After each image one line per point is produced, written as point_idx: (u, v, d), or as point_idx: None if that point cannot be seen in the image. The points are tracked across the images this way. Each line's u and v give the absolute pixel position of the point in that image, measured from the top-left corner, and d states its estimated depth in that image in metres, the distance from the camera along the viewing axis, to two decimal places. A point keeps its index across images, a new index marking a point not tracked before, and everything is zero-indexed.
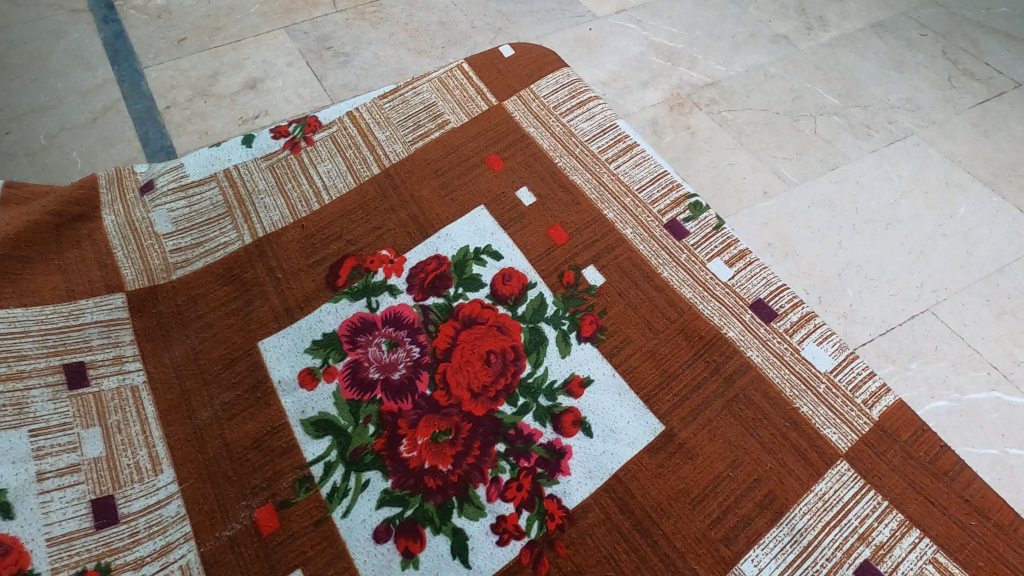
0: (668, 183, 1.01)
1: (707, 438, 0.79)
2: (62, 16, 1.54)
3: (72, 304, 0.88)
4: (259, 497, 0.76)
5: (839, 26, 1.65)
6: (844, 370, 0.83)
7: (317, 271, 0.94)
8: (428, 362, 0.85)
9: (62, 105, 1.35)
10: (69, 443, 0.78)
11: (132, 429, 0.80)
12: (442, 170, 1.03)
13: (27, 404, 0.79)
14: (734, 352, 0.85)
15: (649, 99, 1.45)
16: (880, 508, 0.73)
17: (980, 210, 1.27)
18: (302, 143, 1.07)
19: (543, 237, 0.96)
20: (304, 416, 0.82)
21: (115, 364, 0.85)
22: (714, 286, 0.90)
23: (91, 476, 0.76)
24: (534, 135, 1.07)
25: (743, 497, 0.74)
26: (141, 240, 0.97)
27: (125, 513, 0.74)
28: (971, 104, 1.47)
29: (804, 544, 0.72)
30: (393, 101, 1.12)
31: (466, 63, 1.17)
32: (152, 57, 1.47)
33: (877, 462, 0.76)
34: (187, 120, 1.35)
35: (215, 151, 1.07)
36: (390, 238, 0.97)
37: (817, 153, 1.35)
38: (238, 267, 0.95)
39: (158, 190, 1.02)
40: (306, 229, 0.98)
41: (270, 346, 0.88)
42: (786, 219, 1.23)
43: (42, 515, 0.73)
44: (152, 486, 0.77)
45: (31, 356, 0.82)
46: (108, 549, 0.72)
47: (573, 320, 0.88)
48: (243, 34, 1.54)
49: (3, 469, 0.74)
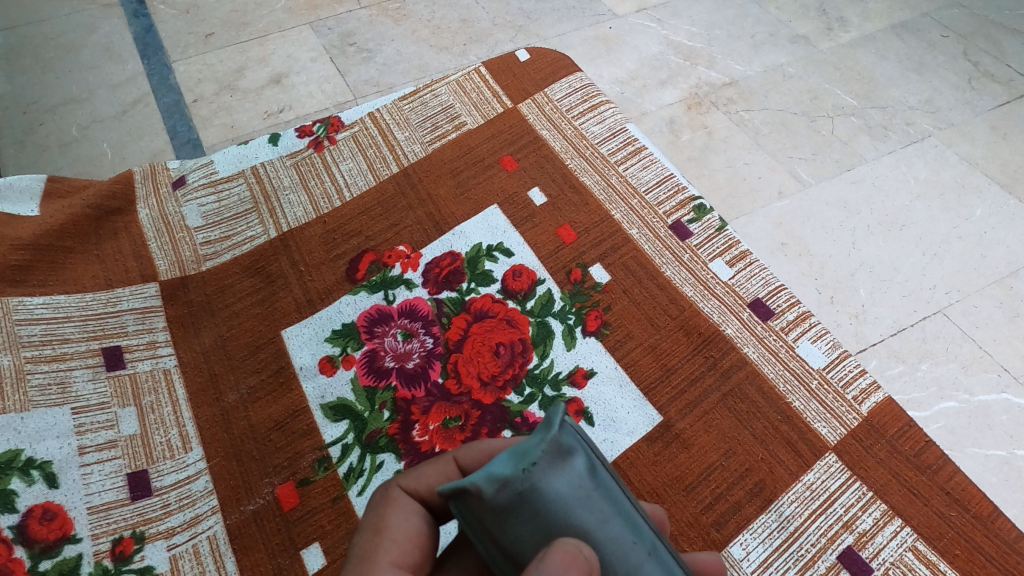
0: (674, 185, 1.05)
1: (702, 428, 0.83)
2: (95, 11, 1.61)
3: (110, 292, 0.94)
4: (281, 475, 0.82)
5: (860, 26, 1.67)
6: (836, 367, 0.86)
7: (338, 265, 0.99)
8: (440, 353, 0.90)
9: (94, 97, 1.42)
10: (107, 421, 0.84)
11: (164, 409, 0.86)
12: (457, 171, 1.08)
13: (69, 383, 0.86)
14: (731, 348, 0.88)
15: (666, 98, 1.48)
16: (864, 498, 0.77)
17: (996, 212, 1.28)
18: (326, 142, 1.13)
19: (552, 236, 1.00)
20: (323, 401, 0.87)
21: (149, 348, 0.91)
22: (715, 285, 0.94)
23: (127, 451, 0.82)
24: (546, 137, 1.11)
25: (735, 485, 0.78)
26: (173, 233, 1.03)
27: (158, 486, 0.81)
28: (990, 106, 1.48)
29: (790, 530, 0.75)
30: (412, 103, 1.17)
31: (482, 66, 1.21)
32: (180, 52, 1.53)
33: (863, 455, 0.80)
34: (213, 113, 1.42)
35: (243, 149, 1.12)
36: (407, 234, 1.02)
37: (833, 154, 1.37)
38: (264, 260, 1.00)
39: (190, 185, 1.08)
40: (327, 225, 1.03)
41: (293, 334, 0.93)
42: (800, 219, 1.26)
43: (83, 485, 0.79)
44: (182, 462, 0.83)
45: (73, 339, 0.89)
46: (143, 519, 0.78)
47: (579, 315, 0.93)
48: (270, 30, 1.60)
49: (49, 442, 0.81)
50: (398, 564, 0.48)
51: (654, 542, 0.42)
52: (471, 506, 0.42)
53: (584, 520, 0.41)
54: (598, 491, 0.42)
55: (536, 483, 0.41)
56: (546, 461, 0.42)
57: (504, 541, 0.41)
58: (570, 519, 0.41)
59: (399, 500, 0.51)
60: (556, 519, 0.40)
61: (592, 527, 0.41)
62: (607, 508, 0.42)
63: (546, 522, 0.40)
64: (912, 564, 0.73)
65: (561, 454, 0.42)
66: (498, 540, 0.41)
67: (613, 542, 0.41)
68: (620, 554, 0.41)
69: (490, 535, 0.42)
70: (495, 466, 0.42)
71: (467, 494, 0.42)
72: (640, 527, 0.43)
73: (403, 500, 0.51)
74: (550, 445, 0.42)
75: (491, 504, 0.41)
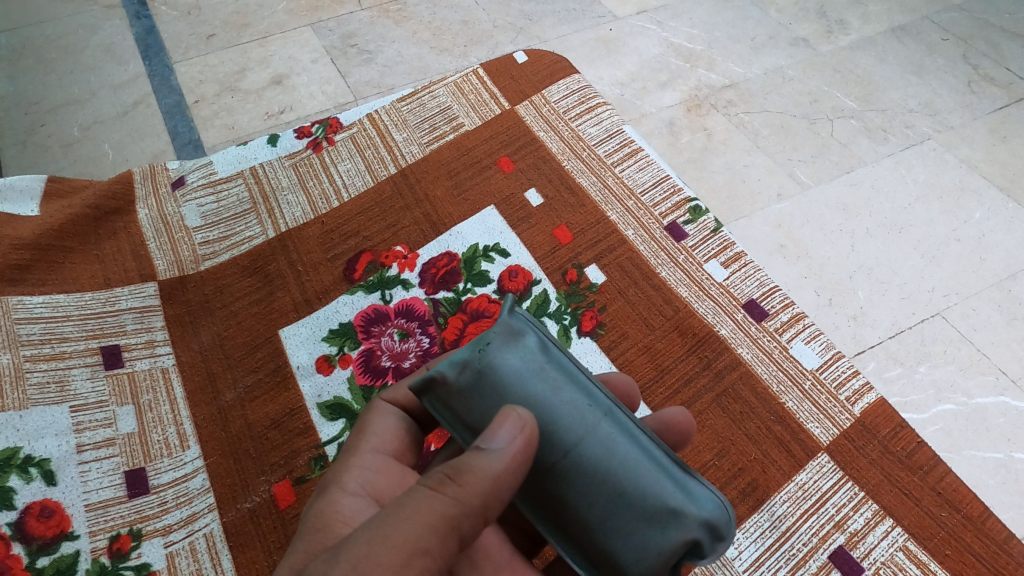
0: (670, 187, 1.05)
1: (696, 428, 0.83)
2: (97, 12, 1.62)
3: (109, 292, 0.95)
4: (277, 473, 0.83)
5: (859, 29, 1.67)
6: (829, 368, 0.87)
7: (335, 265, 1.00)
8: (436, 353, 0.91)
9: (96, 98, 1.43)
10: (105, 419, 0.85)
11: (162, 407, 0.87)
12: (454, 172, 1.09)
13: (68, 381, 0.86)
14: (725, 349, 0.89)
15: (666, 100, 1.48)
16: (856, 498, 0.77)
17: (995, 215, 1.29)
18: (324, 143, 1.13)
19: (548, 237, 1.01)
20: (320, 400, 0.88)
21: (147, 347, 0.92)
22: (709, 286, 0.95)
23: (125, 449, 0.83)
24: (543, 139, 1.12)
25: (728, 485, 0.79)
26: (172, 233, 1.03)
27: (155, 484, 0.81)
28: (989, 109, 1.49)
29: (782, 529, 0.76)
30: (410, 105, 1.17)
31: (480, 68, 1.22)
32: (182, 53, 1.54)
33: (855, 455, 0.80)
34: (214, 114, 1.42)
35: (242, 150, 1.13)
36: (404, 234, 1.02)
37: (832, 156, 1.38)
38: (262, 260, 1.01)
39: (189, 185, 1.09)
40: (325, 225, 1.04)
41: (290, 334, 0.94)
42: (798, 221, 1.26)
43: (81, 482, 0.79)
44: (180, 461, 0.83)
45: (71, 338, 0.90)
46: (140, 516, 0.79)
47: (574, 315, 0.93)
48: (271, 31, 1.60)
49: (47, 440, 0.81)
50: (379, 451, 0.59)
51: (610, 405, 0.53)
52: (441, 391, 0.54)
53: (537, 385, 0.52)
54: (549, 364, 0.53)
55: (492, 358, 0.53)
56: (499, 343, 0.54)
57: (473, 411, 0.53)
58: (524, 386, 0.52)
59: (381, 408, 0.63)
60: (512, 387, 0.52)
61: (545, 390, 0.52)
62: (558, 377, 0.53)
63: (502, 389, 0.52)
64: (903, 564, 0.73)
65: (512, 336, 0.54)
66: (467, 411, 0.53)
67: (566, 402, 0.52)
68: (573, 411, 0.51)
69: (461, 408, 0.53)
70: (456, 356, 0.54)
71: (436, 381, 0.54)
72: (595, 393, 0.53)
73: (383, 406, 0.63)
74: (502, 330, 0.54)
75: (457, 384, 0.53)
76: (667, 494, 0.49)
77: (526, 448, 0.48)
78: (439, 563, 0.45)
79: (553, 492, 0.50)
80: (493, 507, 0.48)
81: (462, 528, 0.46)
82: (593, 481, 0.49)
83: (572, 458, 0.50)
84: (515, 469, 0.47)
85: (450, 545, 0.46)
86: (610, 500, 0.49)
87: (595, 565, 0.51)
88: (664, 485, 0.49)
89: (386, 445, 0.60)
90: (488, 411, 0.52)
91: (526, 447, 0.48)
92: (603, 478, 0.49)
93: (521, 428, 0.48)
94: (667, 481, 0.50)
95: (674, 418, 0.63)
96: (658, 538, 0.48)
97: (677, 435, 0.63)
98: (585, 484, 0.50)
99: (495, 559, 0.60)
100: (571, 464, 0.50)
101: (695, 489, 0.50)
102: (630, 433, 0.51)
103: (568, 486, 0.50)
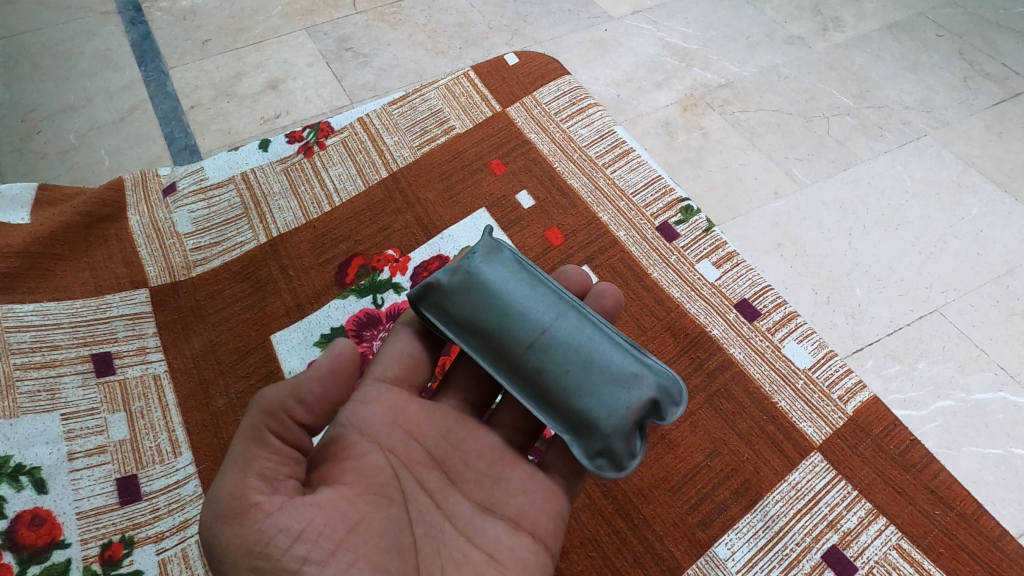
0: (661, 187, 1.05)
1: (688, 429, 0.82)
2: (92, 18, 1.62)
3: (100, 299, 0.95)
4: None
5: (854, 26, 1.67)
6: (822, 367, 0.87)
7: (327, 269, 1.00)
8: None
9: (91, 104, 1.43)
10: (96, 426, 0.84)
11: (154, 414, 0.87)
12: (445, 175, 1.08)
13: (59, 390, 0.86)
14: (718, 349, 0.89)
15: (662, 100, 1.48)
16: (848, 497, 0.77)
17: (992, 211, 1.28)
18: (315, 147, 1.13)
19: (540, 238, 1.00)
20: None
21: (139, 354, 0.91)
22: (702, 287, 0.94)
23: (116, 456, 0.83)
24: (534, 141, 1.12)
25: (720, 485, 0.78)
26: (164, 239, 1.03)
27: (147, 491, 0.81)
28: (985, 105, 1.48)
29: (775, 529, 0.76)
30: (402, 108, 1.17)
31: (471, 70, 1.21)
32: (177, 58, 1.54)
33: (848, 454, 0.80)
34: (210, 119, 1.42)
35: (233, 155, 1.13)
36: (395, 238, 1.02)
37: (828, 154, 1.38)
38: (254, 265, 1.01)
39: (180, 192, 1.09)
40: (317, 230, 1.04)
41: (281, 339, 0.94)
42: (795, 219, 1.26)
43: (72, 491, 0.79)
44: (172, 467, 0.83)
45: (62, 346, 0.90)
46: (132, 523, 0.78)
47: None
48: (266, 35, 1.60)
49: (38, 448, 0.81)
50: (380, 379, 0.68)
51: (577, 299, 0.67)
52: (435, 290, 0.66)
53: (515, 278, 0.66)
54: (522, 266, 0.68)
55: (479, 259, 0.67)
56: (481, 252, 0.68)
57: (464, 297, 0.65)
58: (508, 282, 0.66)
59: (396, 335, 0.71)
60: (497, 283, 0.65)
61: (522, 282, 0.66)
62: (530, 274, 0.67)
63: (490, 282, 0.65)
64: (896, 563, 0.74)
65: (494, 246, 0.69)
66: (458, 300, 0.65)
67: (542, 294, 0.66)
68: (543, 295, 0.65)
69: (453, 299, 0.65)
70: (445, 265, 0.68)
71: (429, 282, 0.66)
72: (562, 289, 0.68)
73: (397, 333, 0.72)
74: (485, 242, 0.69)
75: (447, 282, 0.66)
76: (620, 353, 0.63)
77: (337, 363, 0.64)
78: (274, 459, 0.59)
79: (537, 363, 0.62)
80: (297, 408, 0.61)
81: (274, 428, 0.60)
82: (569, 351, 0.62)
83: (551, 334, 0.63)
84: (322, 380, 0.62)
85: (273, 444, 0.59)
86: (576, 355, 0.62)
87: (574, 425, 0.61)
88: (628, 356, 0.63)
89: (389, 371, 0.69)
90: (479, 300, 0.65)
91: (335, 364, 0.63)
92: (577, 347, 0.62)
93: (330, 350, 0.64)
94: (629, 355, 0.63)
95: (604, 289, 0.77)
96: (625, 395, 0.60)
97: (613, 300, 0.77)
98: (558, 347, 0.62)
99: (489, 457, 0.67)
100: (547, 332, 0.63)
101: (652, 361, 0.64)
102: (593, 319, 0.65)
103: (545, 350, 0.62)
